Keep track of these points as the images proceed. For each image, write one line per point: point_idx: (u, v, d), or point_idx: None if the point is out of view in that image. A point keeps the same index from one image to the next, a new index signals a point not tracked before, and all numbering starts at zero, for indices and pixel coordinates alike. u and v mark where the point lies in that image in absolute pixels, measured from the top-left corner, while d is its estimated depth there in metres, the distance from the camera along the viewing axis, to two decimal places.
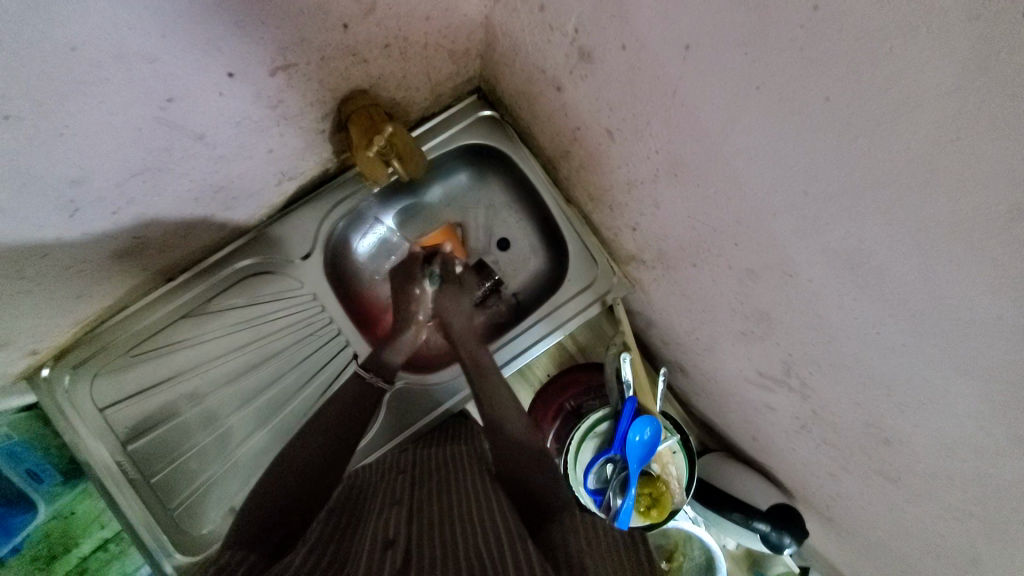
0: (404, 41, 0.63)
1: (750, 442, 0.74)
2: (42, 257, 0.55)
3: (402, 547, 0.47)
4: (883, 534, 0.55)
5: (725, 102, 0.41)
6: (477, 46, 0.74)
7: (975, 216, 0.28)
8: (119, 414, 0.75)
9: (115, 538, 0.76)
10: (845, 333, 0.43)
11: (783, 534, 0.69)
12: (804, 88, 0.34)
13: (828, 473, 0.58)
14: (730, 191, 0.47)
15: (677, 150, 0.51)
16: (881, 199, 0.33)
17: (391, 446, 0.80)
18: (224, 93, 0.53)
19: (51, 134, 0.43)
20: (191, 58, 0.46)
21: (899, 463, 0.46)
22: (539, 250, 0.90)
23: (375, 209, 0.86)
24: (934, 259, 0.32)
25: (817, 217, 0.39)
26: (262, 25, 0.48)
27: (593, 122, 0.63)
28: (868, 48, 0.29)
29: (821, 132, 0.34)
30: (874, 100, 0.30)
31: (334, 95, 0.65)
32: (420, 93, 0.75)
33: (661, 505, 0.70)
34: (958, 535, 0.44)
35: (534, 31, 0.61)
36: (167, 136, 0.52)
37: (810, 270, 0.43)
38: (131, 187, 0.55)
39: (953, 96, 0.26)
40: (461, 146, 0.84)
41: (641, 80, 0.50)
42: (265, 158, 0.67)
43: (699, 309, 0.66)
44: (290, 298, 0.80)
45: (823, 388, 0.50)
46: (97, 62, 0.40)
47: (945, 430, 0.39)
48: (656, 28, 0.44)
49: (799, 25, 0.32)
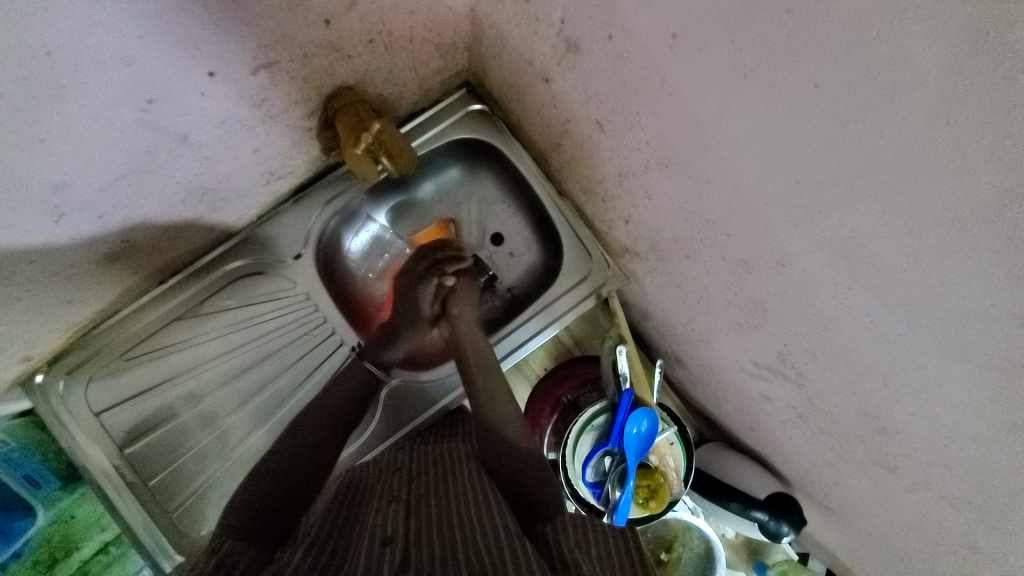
0: (389, 35, 0.62)
1: (747, 432, 0.74)
2: (30, 264, 0.55)
3: (400, 545, 0.47)
4: (881, 520, 0.55)
5: (713, 91, 0.40)
6: (465, 39, 0.73)
7: (966, 202, 0.27)
8: (116, 418, 0.74)
9: (115, 541, 0.78)
10: (839, 322, 0.43)
11: (782, 522, 0.69)
12: (792, 75, 0.33)
13: (825, 461, 0.58)
14: (721, 181, 0.46)
15: (667, 141, 0.51)
16: (872, 188, 0.32)
17: (388, 443, 0.80)
18: (207, 93, 0.52)
19: (31, 139, 0.42)
20: (172, 58, 0.46)
21: (895, 451, 0.46)
22: (533, 244, 0.89)
23: (367, 206, 0.86)
24: (927, 248, 0.31)
25: (808, 206, 0.38)
26: (243, 23, 0.48)
27: (583, 114, 0.62)
28: (856, 33, 0.28)
29: (810, 120, 0.34)
30: (861, 87, 0.29)
31: (321, 91, 0.64)
32: (409, 88, 0.74)
33: (659, 496, 0.71)
34: (956, 521, 0.44)
35: (521, 22, 0.60)
36: (151, 138, 0.52)
37: (802, 260, 0.42)
38: (117, 190, 0.55)
39: (941, 81, 0.26)
40: (451, 141, 0.83)
41: (629, 70, 0.49)
42: (253, 157, 0.67)
43: (694, 300, 0.65)
44: (284, 298, 0.79)
45: (818, 378, 0.50)
46: (75, 65, 0.40)
47: (939, 417, 0.38)
48: (642, 17, 0.43)
49: (785, 11, 0.31)
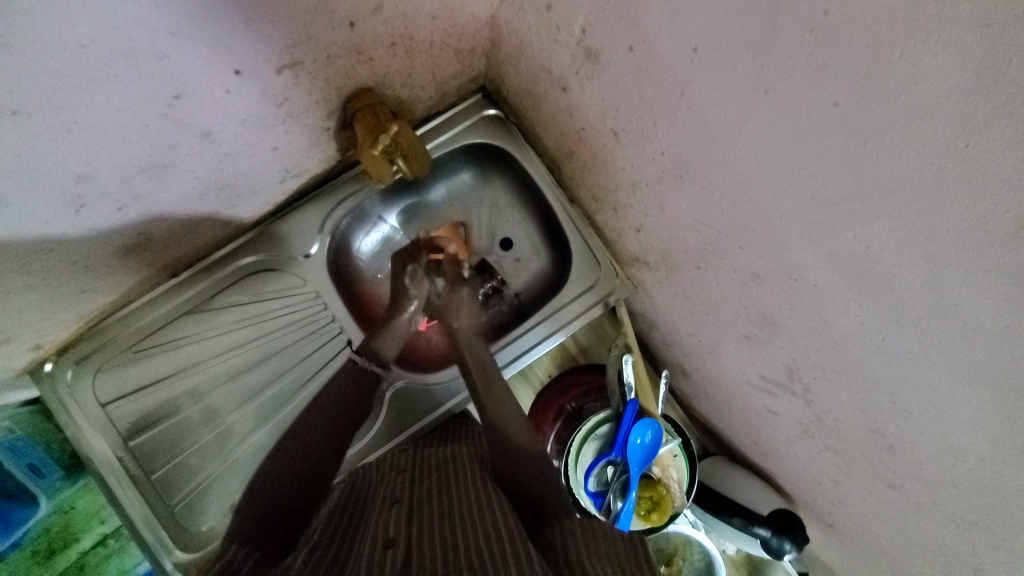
0: (410, 40, 0.63)
1: (751, 446, 0.74)
2: (47, 253, 0.55)
3: (402, 548, 0.47)
4: (884, 540, 0.55)
5: (732, 104, 0.41)
6: (484, 46, 0.74)
7: (985, 224, 0.28)
8: (121, 410, 0.74)
9: (115, 533, 0.78)
10: (849, 338, 0.43)
11: (784, 539, 0.69)
12: (813, 91, 0.34)
13: (830, 479, 0.58)
14: (736, 194, 0.47)
15: (683, 152, 0.51)
16: (889, 205, 0.33)
17: (391, 445, 0.80)
18: (231, 91, 0.53)
19: (58, 130, 0.43)
20: (199, 56, 0.46)
21: (901, 470, 0.46)
22: (541, 251, 0.90)
23: (379, 207, 0.86)
24: (942, 268, 0.31)
25: (825, 221, 0.38)
26: (269, 24, 0.48)
27: (598, 123, 0.63)
28: (879, 54, 0.29)
29: (829, 135, 0.34)
30: (883, 104, 0.30)
31: (340, 93, 0.65)
32: (425, 92, 0.75)
33: (661, 508, 0.70)
34: (961, 543, 0.44)
35: (541, 31, 0.61)
36: (174, 133, 0.52)
37: (815, 275, 0.43)
38: (137, 184, 0.55)
39: (962, 103, 0.26)
40: (465, 146, 0.84)
41: (647, 81, 0.50)
42: (270, 156, 0.67)
43: (702, 312, 0.65)
44: (293, 295, 0.80)
45: (827, 394, 0.50)
46: (106, 59, 0.40)
47: (948, 437, 0.38)
48: (664, 30, 0.44)
49: (809, 28, 0.32)
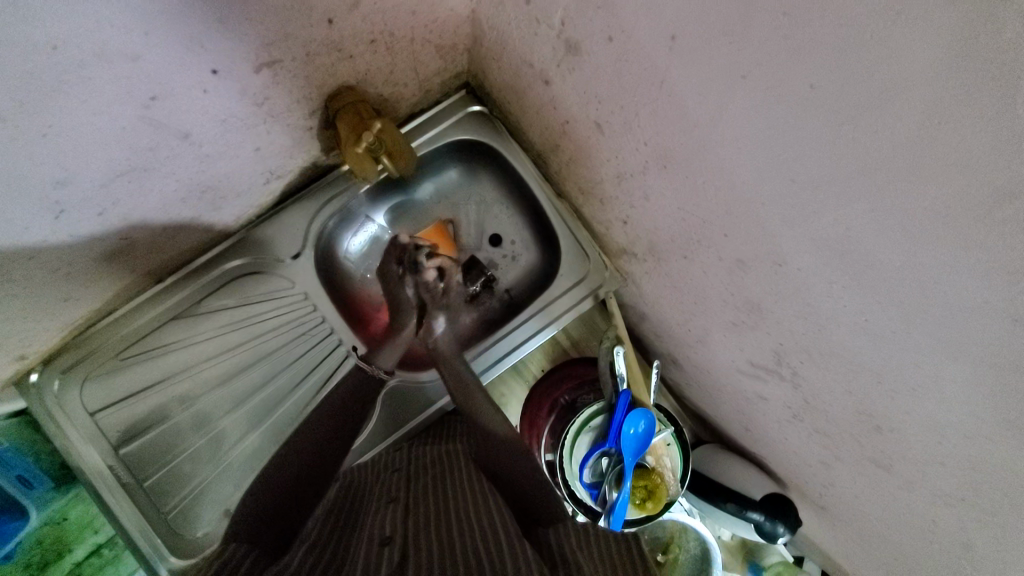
0: (391, 36, 0.62)
1: (744, 433, 0.75)
2: (28, 261, 0.54)
3: (399, 547, 0.47)
4: (876, 520, 0.56)
5: (713, 92, 0.41)
6: (465, 41, 0.74)
7: (960, 201, 0.28)
8: (110, 419, 0.74)
9: (108, 542, 0.78)
10: (833, 321, 0.43)
11: (777, 523, 0.69)
12: (789, 76, 0.34)
13: (820, 462, 0.59)
14: (718, 181, 0.47)
15: (665, 142, 0.51)
16: (868, 186, 0.33)
17: (386, 445, 0.80)
18: (209, 91, 0.52)
19: (33, 133, 0.42)
20: (176, 55, 0.46)
21: (889, 450, 0.46)
22: (530, 245, 0.90)
23: (365, 207, 0.86)
24: (919, 245, 0.32)
25: (804, 205, 0.39)
26: (246, 21, 0.48)
27: (582, 115, 0.63)
28: (852, 34, 0.29)
29: (808, 120, 0.35)
30: (858, 88, 0.30)
31: (321, 91, 0.64)
32: (409, 89, 0.75)
33: (656, 496, 0.71)
34: (950, 519, 0.45)
35: (522, 24, 0.61)
36: (153, 135, 0.52)
37: (798, 259, 0.43)
38: (117, 188, 0.55)
39: (933, 82, 0.27)
40: (451, 142, 0.84)
41: (628, 71, 0.50)
42: (253, 156, 0.67)
43: (691, 301, 0.66)
44: (281, 298, 0.79)
45: (813, 377, 0.51)
46: (79, 60, 0.40)
47: (933, 413, 0.39)
48: (641, 19, 0.44)
49: (783, 12, 0.32)
